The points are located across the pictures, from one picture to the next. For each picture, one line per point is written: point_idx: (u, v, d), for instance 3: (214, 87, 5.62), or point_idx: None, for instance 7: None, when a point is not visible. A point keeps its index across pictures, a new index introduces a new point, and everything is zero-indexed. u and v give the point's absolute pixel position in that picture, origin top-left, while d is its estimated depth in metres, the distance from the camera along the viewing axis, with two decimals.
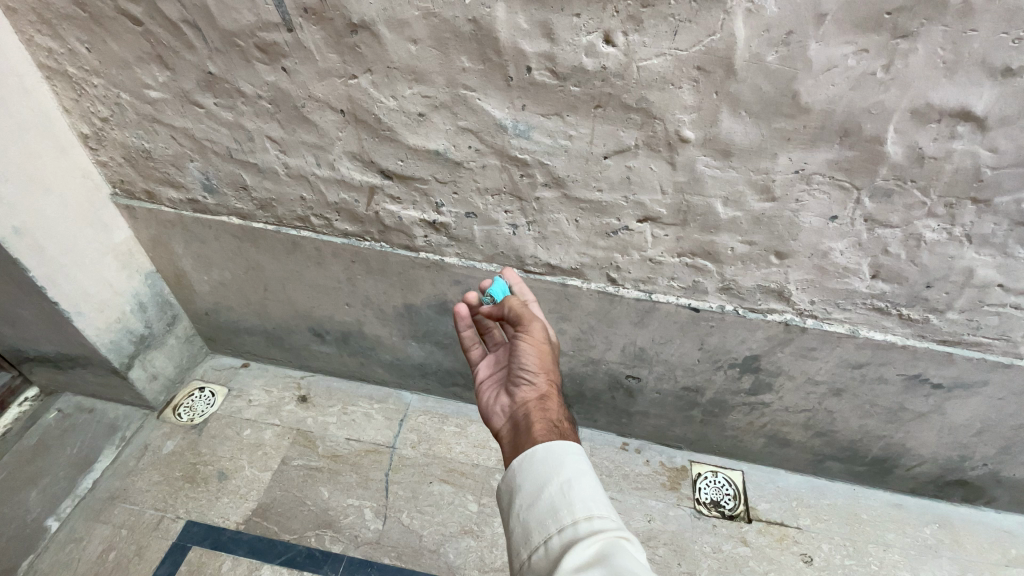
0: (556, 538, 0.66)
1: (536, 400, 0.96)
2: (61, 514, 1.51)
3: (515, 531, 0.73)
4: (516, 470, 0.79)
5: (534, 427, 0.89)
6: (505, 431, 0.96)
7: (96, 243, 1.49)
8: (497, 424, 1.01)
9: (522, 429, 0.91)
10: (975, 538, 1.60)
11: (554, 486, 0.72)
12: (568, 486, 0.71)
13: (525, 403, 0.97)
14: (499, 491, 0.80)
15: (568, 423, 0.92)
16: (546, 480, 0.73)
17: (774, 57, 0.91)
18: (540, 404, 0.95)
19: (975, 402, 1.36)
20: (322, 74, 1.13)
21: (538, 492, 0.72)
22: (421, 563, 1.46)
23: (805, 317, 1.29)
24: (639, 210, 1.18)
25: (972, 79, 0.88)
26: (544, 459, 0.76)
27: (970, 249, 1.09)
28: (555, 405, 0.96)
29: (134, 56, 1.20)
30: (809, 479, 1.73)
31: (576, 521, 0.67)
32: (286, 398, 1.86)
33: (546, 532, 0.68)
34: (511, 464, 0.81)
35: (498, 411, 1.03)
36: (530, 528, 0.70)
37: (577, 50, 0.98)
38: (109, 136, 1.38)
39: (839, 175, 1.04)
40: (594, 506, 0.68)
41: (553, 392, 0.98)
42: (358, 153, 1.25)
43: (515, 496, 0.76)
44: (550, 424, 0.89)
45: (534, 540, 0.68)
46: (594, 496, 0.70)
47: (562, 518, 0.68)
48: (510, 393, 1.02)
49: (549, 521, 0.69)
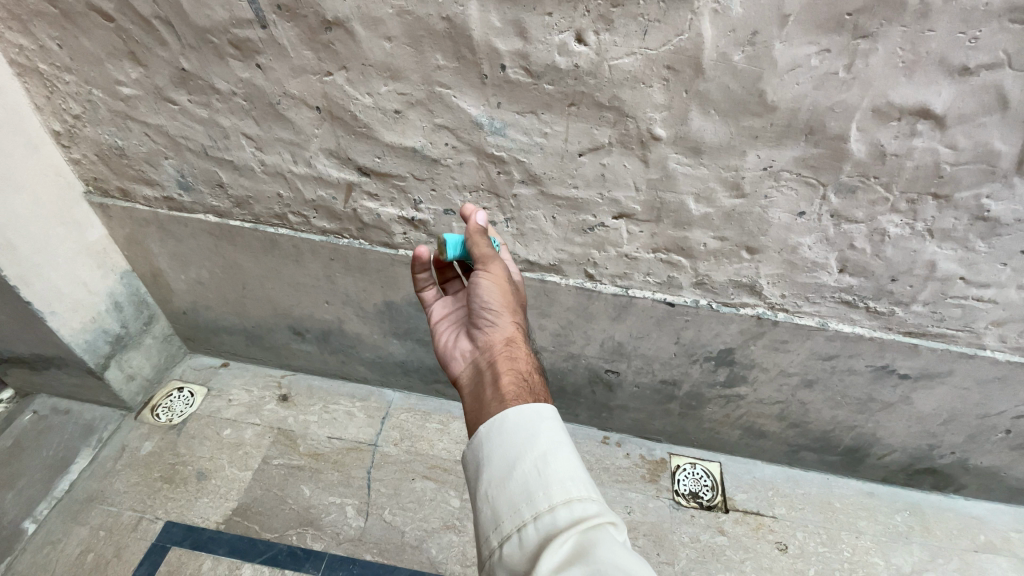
0: (531, 526, 0.65)
1: (502, 346, 0.95)
2: (37, 517, 1.49)
3: (484, 513, 0.71)
4: (486, 447, 0.77)
5: (502, 379, 0.88)
6: (468, 379, 0.96)
7: (69, 242, 1.46)
8: (461, 371, 1.01)
9: (487, 380, 0.90)
10: (944, 524, 1.65)
11: (528, 466, 0.71)
12: (543, 468, 0.70)
13: (490, 348, 0.96)
14: (469, 474, 0.78)
15: (535, 369, 0.93)
16: (521, 462, 0.71)
17: (740, 56, 0.93)
18: (507, 350, 0.94)
19: (940, 392, 1.41)
20: (296, 71, 1.13)
21: (512, 475, 0.71)
22: (403, 558, 1.47)
23: (776, 311, 1.32)
24: (615, 207, 1.20)
25: (930, 79, 0.91)
26: (519, 438, 0.74)
27: (933, 243, 1.13)
28: (521, 349, 0.95)
29: (106, 52, 1.18)
30: (784, 469, 1.77)
31: (554, 508, 0.66)
32: (267, 397, 1.85)
33: (520, 518, 0.67)
34: (478, 433, 0.80)
35: (459, 356, 1.02)
36: (503, 514, 0.69)
37: (550, 49, 0.99)
38: (81, 133, 1.36)
39: (806, 172, 1.07)
40: (572, 488, 0.68)
41: (519, 335, 0.98)
42: (335, 150, 1.25)
43: (486, 476, 0.74)
44: (518, 377, 0.88)
45: (507, 526, 0.67)
46: (571, 476, 0.69)
47: (537, 503, 0.67)
48: (473, 338, 1.01)
49: (523, 505, 0.68)
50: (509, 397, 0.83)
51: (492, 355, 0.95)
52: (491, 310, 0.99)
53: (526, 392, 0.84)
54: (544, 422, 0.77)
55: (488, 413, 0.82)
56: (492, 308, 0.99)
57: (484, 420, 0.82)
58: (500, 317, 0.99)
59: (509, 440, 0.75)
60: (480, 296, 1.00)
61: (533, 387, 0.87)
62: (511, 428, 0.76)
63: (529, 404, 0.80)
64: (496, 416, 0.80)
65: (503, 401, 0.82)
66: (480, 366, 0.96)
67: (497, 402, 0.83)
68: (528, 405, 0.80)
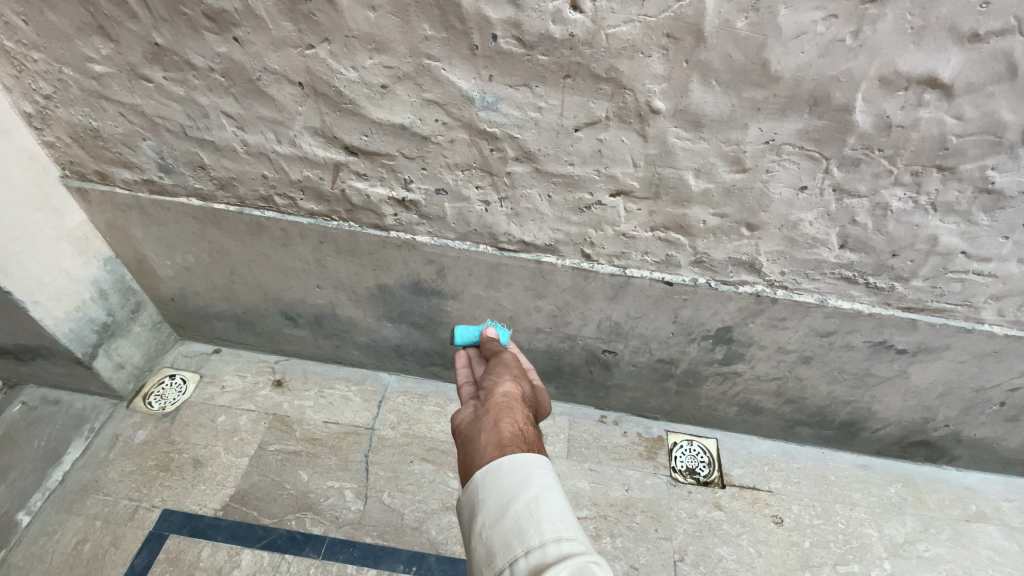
0: (522, 561, 0.64)
1: (503, 397, 0.95)
2: (32, 508, 1.47)
3: (479, 553, 0.70)
4: (481, 487, 0.76)
5: (501, 425, 0.87)
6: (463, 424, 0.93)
7: (49, 229, 1.41)
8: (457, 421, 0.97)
9: (484, 422, 0.88)
10: (937, 494, 1.68)
11: (520, 505, 0.70)
12: (535, 506, 0.69)
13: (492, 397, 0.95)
14: (463, 514, 0.77)
15: (533, 427, 0.91)
16: (513, 499, 0.71)
17: (743, 23, 0.89)
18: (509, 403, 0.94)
19: (937, 366, 1.41)
20: (276, 44, 1.07)
21: (505, 512, 0.70)
22: (403, 540, 1.48)
23: (776, 288, 1.30)
24: (612, 184, 1.17)
25: (940, 46, 0.87)
26: (511, 479, 0.73)
27: (936, 217, 1.11)
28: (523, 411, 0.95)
29: (74, 27, 1.11)
30: (780, 444, 1.78)
31: (544, 544, 0.65)
32: (260, 383, 1.83)
33: (511, 553, 0.66)
34: (473, 477, 0.78)
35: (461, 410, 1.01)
36: (495, 549, 0.68)
37: (543, 17, 0.94)
38: (54, 114, 1.29)
39: (809, 145, 1.03)
40: (563, 527, 0.67)
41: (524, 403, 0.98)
42: (320, 129, 1.20)
43: (480, 515, 0.73)
44: (517, 426, 0.87)
45: (499, 561, 0.66)
46: (562, 515, 0.68)
47: (528, 538, 0.66)
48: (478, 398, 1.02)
49: (514, 541, 0.67)
50: (508, 443, 0.81)
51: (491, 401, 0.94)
52: (502, 373, 1.03)
53: (523, 441, 0.82)
54: (538, 464, 0.76)
55: (484, 456, 0.80)
56: (503, 373, 1.03)
57: (479, 461, 0.80)
58: (507, 379, 1.01)
59: (503, 477, 0.75)
60: (496, 366, 1.06)
61: (529, 438, 0.84)
62: (505, 469, 0.75)
63: (528, 452, 0.79)
64: (494, 458, 0.79)
65: (500, 446, 0.81)
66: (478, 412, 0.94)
67: (494, 446, 0.81)
68: (524, 452, 0.79)
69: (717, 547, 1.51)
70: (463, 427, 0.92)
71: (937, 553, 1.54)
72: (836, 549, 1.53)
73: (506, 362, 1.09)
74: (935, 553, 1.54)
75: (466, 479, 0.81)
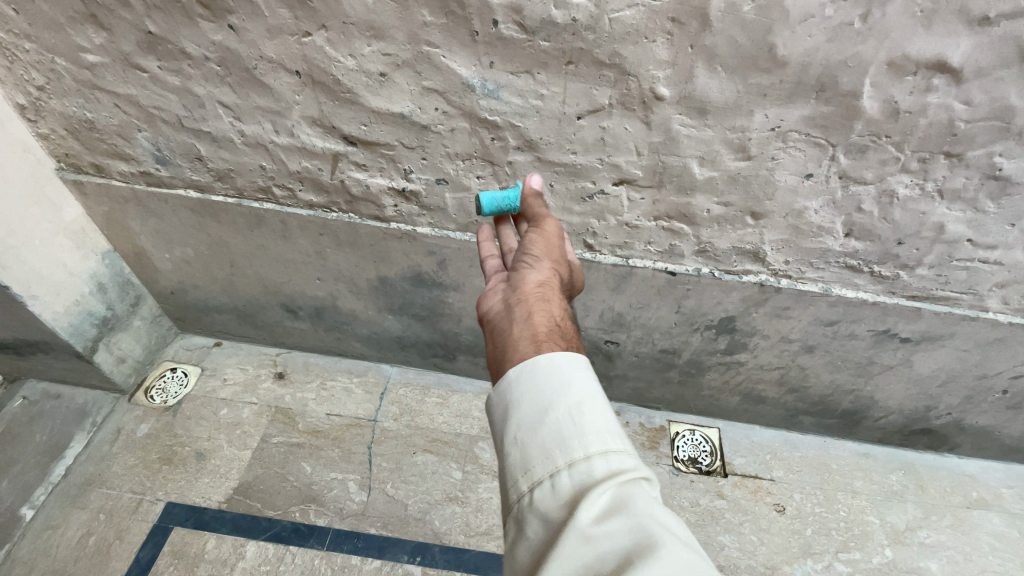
0: (565, 472, 0.62)
1: (536, 288, 0.89)
2: (35, 502, 1.47)
3: (515, 457, 0.68)
4: (518, 393, 0.72)
5: (535, 320, 0.82)
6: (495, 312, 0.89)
7: (46, 223, 1.40)
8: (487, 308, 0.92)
9: (517, 317, 0.84)
10: (938, 482, 1.69)
11: (562, 414, 0.67)
12: (578, 416, 0.66)
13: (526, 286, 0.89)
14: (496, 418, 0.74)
15: (568, 317, 0.87)
16: (555, 406, 0.67)
17: (750, 7, 0.87)
18: (543, 291, 0.88)
19: (940, 355, 1.41)
20: (272, 32, 1.05)
21: (545, 421, 0.67)
22: (407, 531, 1.48)
23: (780, 278, 1.29)
24: (615, 173, 1.15)
25: (950, 29, 0.86)
26: (551, 383, 0.70)
27: (942, 205, 1.10)
28: (557, 295, 0.89)
29: (66, 16, 1.09)
30: (782, 433, 1.79)
31: (589, 456, 0.63)
32: (262, 376, 1.82)
33: (553, 463, 0.63)
34: (506, 376, 0.75)
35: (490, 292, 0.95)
36: (533, 458, 0.65)
37: (545, 1, 0.92)
38: (48, 106, 1.27)
39: (815, 132, 1.02)
40: (607, 439, 0.65)
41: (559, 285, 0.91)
42: (318, 118, 1.18)
43: (515, 420, 0.69)
44: (552, 324, 0.82)
45: (538, 470, 0.64)
46: (605, 427, 0.66)
47: (571, 449, 0.63)
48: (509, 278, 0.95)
49: (557, 450, 0.64)
50: (543, 342, 0.77)
51: (524, 292, 0.88)
52: (533, 256, 0.94)
53: (559, 340, 0.78)
54: (578, 372, 0.72)
55: (517, 355, 0.77)
56: (535, 254, 0.95)
57: (512, 361, 0.77)
58: (544, 262, 0.94)
59: (542, 385, 0.71)
60: (529, 241, 0.97)
61: (565, 333, 0.81)
62: (543, 375, 0.71)
63: (564, 354, 0.75)
64: (528, 361, 0.74)
65: (535, 343, 0.77)
66: (509, 302, 0.88)
67: (527, 341, 0.78)
68: (560, 353, 0.75)
69: (719, 535, 1.52)
70: (492, 316, 0.89)
71: (939, 540, 1.55)
72: (837, 537, 1.54)
73: (546, 234, 0.98)
74: (936, 540, 1.54)
75: (498, 374, 0.78)
